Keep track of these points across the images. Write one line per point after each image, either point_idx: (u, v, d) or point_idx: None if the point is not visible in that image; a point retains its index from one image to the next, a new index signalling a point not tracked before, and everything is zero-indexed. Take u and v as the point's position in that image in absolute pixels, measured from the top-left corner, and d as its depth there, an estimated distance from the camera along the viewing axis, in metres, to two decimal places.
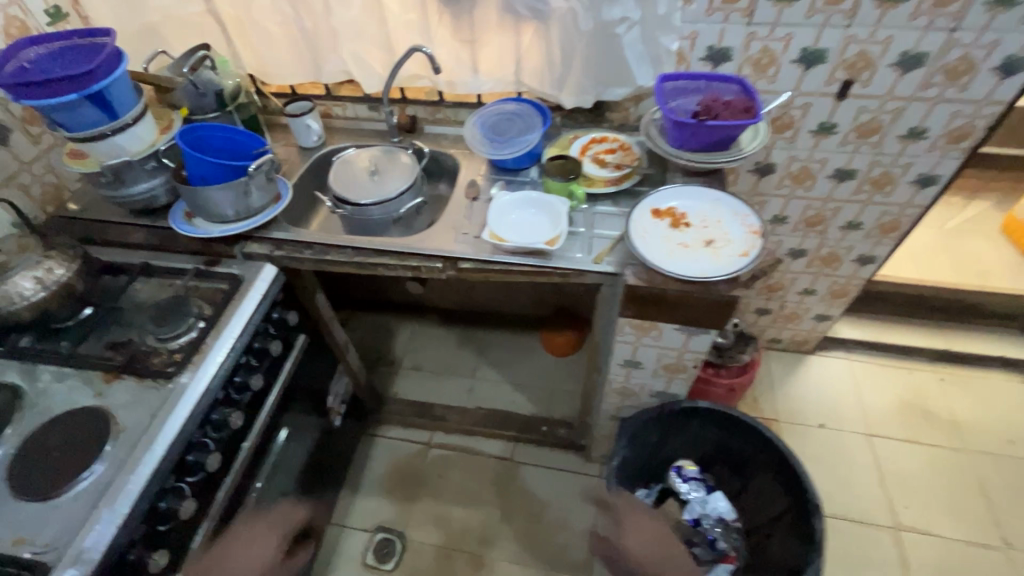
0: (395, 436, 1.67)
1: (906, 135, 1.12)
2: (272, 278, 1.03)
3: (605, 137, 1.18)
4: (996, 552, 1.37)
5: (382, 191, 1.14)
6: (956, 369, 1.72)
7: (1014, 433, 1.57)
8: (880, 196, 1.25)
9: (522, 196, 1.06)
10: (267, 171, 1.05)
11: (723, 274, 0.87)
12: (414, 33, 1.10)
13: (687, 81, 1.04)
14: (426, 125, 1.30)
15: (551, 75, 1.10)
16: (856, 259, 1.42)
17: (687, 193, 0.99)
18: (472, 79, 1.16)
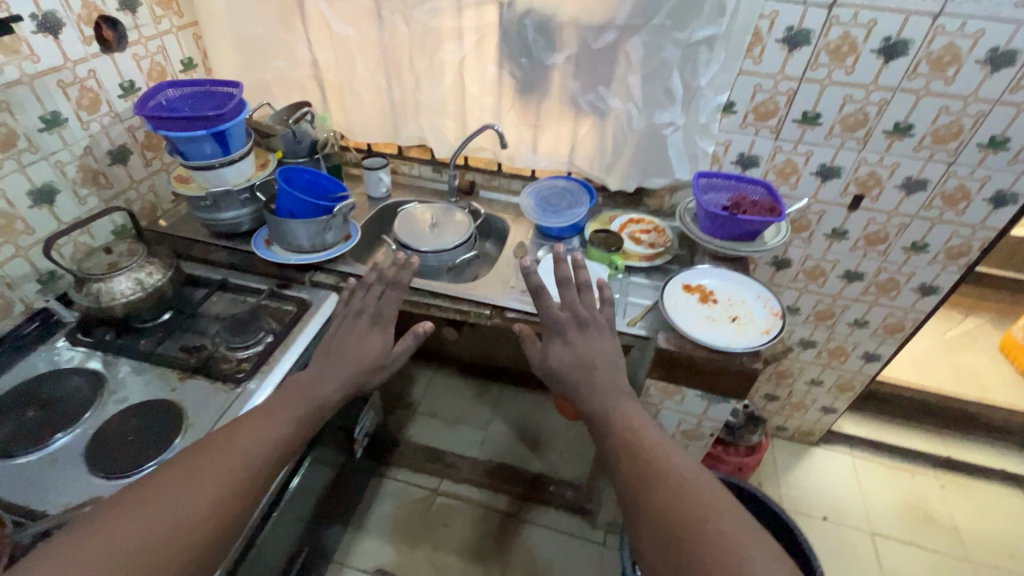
0: (404, 479, 1.70)
1: (909, 247, 1.26)
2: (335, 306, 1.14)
3: (642, 218, 1.32)
4: None
5: (440, 242, 1.27)
6: (958, 477, 1.76)
7: (1016, 548, 1.58)
8: (886, 299, 1.38)
9: (567, 260, 1.19)
10: (344, 214, 1.19)
11: (746, 346, 0.97)
12: (487, 113, 1.28)
13: (720, 180, 1.20)
14: (481, 190, 1.46)
15: (601, 161, 1.27)
16: (862, 355, 1.51)
17: (714, 274, 1.12)
18: (530, 156, 1.32)
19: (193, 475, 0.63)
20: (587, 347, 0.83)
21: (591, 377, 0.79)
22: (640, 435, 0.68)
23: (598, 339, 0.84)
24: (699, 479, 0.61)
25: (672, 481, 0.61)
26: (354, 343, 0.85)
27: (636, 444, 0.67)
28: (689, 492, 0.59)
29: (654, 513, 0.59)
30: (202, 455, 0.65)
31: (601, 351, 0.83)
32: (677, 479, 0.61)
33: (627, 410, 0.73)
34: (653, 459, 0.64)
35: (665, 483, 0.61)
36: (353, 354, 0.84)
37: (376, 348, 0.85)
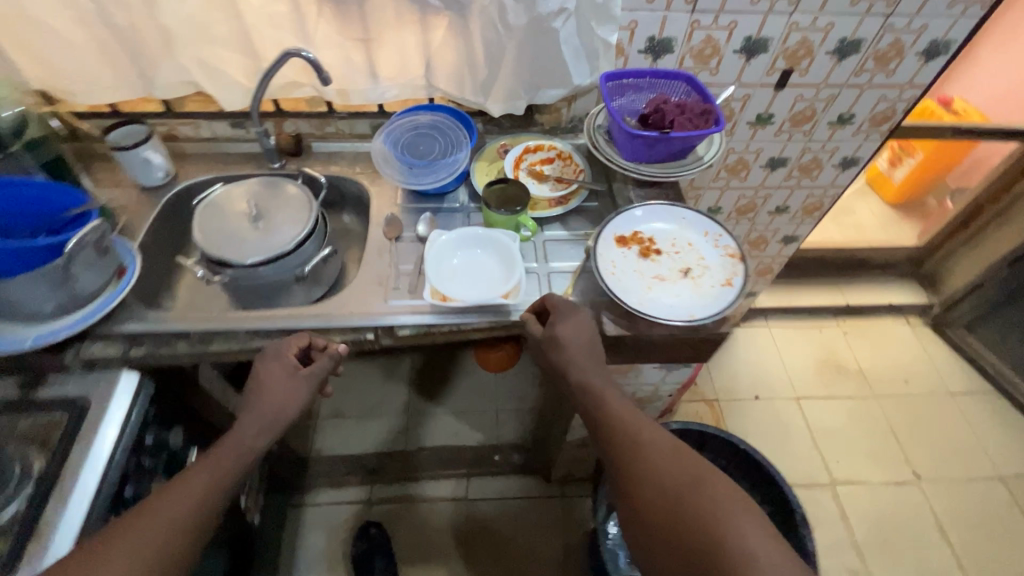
0: (328, 500, 1.44)
1: (835, 122, 1.10)
2: (135, 391, 0.74)
3: (540, 145, 1.02)
4: (912, 488, 1.53)
5: (273, 243, 0.87)
6: (856, 320, 1.88)
7: (907, 373, 1.76)
8: (807, 181, 1.25)
9: (461, 233, 0.85)
10: (98, 241, 0.75)
11: (712, 310, 0.75)
12: (285, 30, 0.82)
13: (632, 81, 0.91)
14: (314, 142, 1.03)
15: (471, 79, 0.89)
16: (782, 239, 1.43)
17: (650, 212, 0.86)
18: (371, 86, 0.91)
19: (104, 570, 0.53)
20: (569, 335, 0.74)
21: (572, 366, 0.73)
22: (632, 441, 0.67)
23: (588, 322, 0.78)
24: (710, 476, 0.61)
25: (677, 490, 0.61)
26: (282, 385, 0.72)
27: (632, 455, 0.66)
28: (698, 500, 0.59)
29: (665, 524, 0.59)
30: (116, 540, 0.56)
31: (581, 339, 0.74)
32: (680, 488, 0.61)
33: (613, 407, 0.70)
34: (649, 471, 0.64)
35: (668, 492, 0.61)
36: (273, 403, 0.71)
37: (291, 398, 0.73)
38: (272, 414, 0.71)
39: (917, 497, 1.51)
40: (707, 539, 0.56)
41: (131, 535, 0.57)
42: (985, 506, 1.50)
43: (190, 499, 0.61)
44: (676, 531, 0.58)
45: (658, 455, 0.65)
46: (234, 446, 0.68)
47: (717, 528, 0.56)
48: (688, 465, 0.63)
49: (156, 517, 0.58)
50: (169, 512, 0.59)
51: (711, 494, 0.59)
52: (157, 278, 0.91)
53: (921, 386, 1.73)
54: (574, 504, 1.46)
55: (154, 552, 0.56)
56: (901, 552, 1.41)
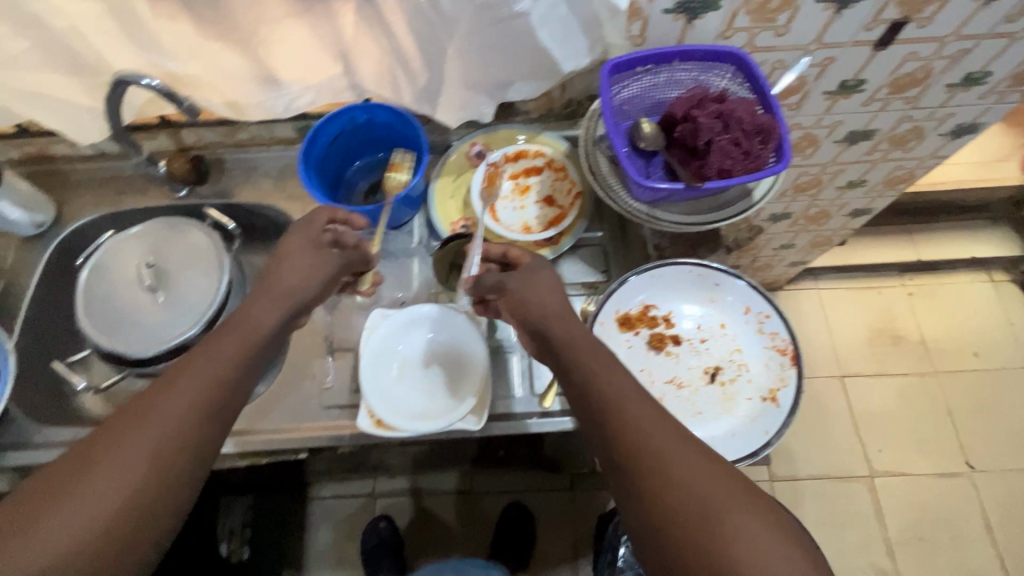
0: (330, 496, 1.41)
1: (958, 83, 0.75)
2: None
3: (524, 151, 0.74)
4: (962, 480, 1.37)
5: (177, 326, 0.68)
6: (927, 278, 1.59)
7: (980, 344, 1.50)
8: (898, 153, 0.92)
9: (413, 315, 0.64)
10: None
11: (745, 448, 0.54)
12: (120, 34, 0.54)
13: (653, 69, 0.61)
14: (226, 156, 0.79)
15: (408, 80, 0.60)
16: (849, 213, 1.13)
17: (667, 278, 0.61)
18: (269, 95, 0.63)
19: (99, 476, 0.40)
20: (534, 296, 0.54)
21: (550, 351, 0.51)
22: (647, 451, 0.42)
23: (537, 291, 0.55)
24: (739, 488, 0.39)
25: (702, 517, 0.38)
26: (296, 254, 0.58)
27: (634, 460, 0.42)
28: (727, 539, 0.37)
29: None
30: (119, 426, 0.43)
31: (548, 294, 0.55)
32: (702, 510, 0.38)
33: (611, 386, 0.46)
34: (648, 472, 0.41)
35: (684, 514, 0.38)
36: (287, 286, 0.56)
37: (309, 280, 0.57)
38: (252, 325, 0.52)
39: (967, 491, 1.36)
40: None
41: (123, 432, 0.42)
42: None
43: (189, 393, 0.45)
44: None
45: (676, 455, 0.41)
46: (244, 324, 0.52)
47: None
48: (710, 473, 0.40)
49: (164, 403, 0.44)
50: (160, 412, 0.43)
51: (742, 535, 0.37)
52: (59, 345, 0.74)
53: (994, 361, 1.48)
54: (584, 499, 1.39)
55: (157, 453, 0.42)
56: (937, 551, 1.31)
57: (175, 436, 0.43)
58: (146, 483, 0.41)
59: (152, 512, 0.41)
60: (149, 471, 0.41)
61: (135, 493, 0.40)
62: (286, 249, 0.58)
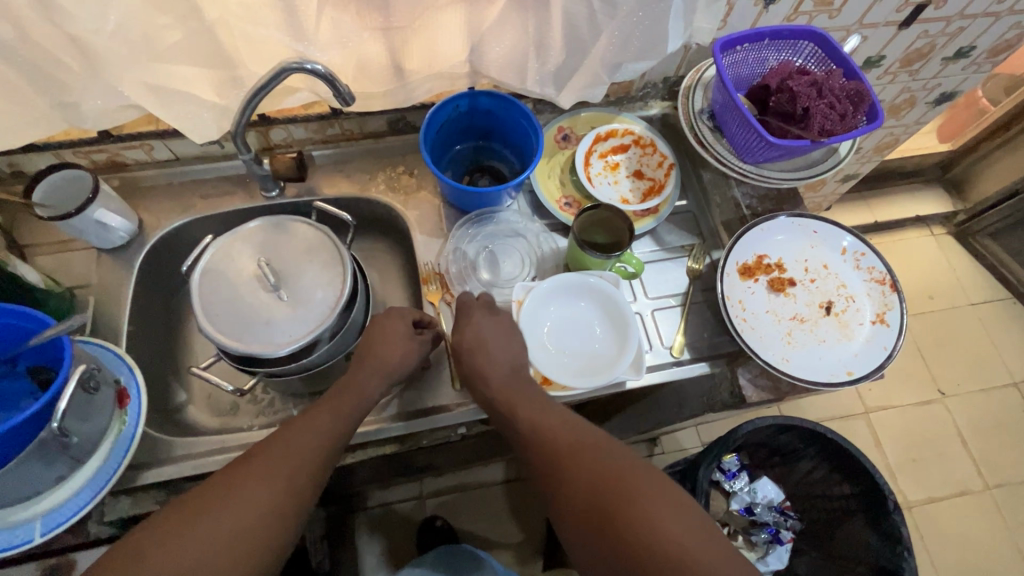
0: (378, 504, 1.38)
1: (951, 57, 0.90)
2: None
3: (614, 130, 0.80)
4: (936, 405, 1.59)
5: (309, 321, 0.67)
6: (884, 236, 1.82)
7: (933, 289, 1.75)
8: (892, 121, 1.08)
9: (554, 285, 0.67)
10: (91, 378, 0.54)
11: (871, 363, 0.64)
12: (273, 26, 0.55)
13: (747, 48, 0.69)
14: (315, 153, 0.78)
15: (538, 64, 0.64)
16: (841, 179, 1.29)
17: (775, 230, 0.70)
18: (396, 84, 0.65)
19: (234, 505, 0.48)
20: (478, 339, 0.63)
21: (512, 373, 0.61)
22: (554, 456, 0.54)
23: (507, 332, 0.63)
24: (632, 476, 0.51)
25: (606, 509, 0.50)
26: (388, 338, 0.63)
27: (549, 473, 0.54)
28: (625, 518, 0.48)
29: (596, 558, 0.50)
30: (255, 459, 0.51)
31: (489, 339, 0.62)
32: (602, 503, 0.50)
33: (526, 420, 0.57)
34: (569, 481, 0.53)
35: (591, 507, 0.51)
36: (383, 357, 0.61)
37: (401, 357, 0.62)
38: (386, 363, 0.61)
39: (943, 415, 1.58)
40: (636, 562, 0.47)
41: (255, 471, 0.51)
42: (1001, 414, 1.59)
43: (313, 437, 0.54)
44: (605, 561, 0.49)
45: (579, 465, 0.53)
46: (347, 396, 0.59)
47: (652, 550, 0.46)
48: (605, 470, 0.52)
49: (271, 457, 0.52)
50: (292, 448, 0.53)
51: (641, 516, 0.48)
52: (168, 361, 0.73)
53: (945, 302, 1.73)
54: None
55: (284, 484, 0.51)
56: (928, 468, 1.51)
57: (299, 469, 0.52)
58: (275, 514, 0.50)
59: (279, 534, 0.50)
60: (275, 498, 0.50)
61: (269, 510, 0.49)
62: (380, 332, 0.63)
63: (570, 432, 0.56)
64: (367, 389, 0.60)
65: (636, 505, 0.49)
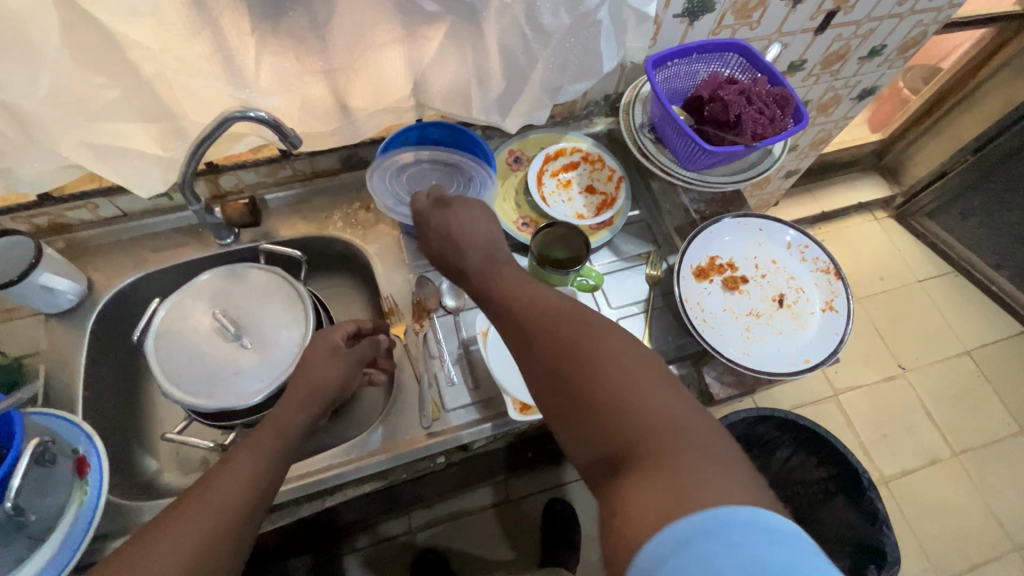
0: (367, 545, 1.34)
1: (865, 56, 0.97)
2: None
3: (562, 149, 0.83)
4: (899, 380, 1.66)
5: (276, 364, 0.66)
6: (832, 225, 1.91)
7: (883, 270, 1.84)
8: (822, 118, 1.14)
9: None
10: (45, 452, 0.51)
11: (826, 348, 0.67)
12: (214, 77, 0.55)
13: (678, 63, 0.73)
14: (268, 196, 0.78)
15: (480, 93, 0.66)
16: (784, 175, 1.35)
17: (723, 232, 0.73)
18: (345, 122, 0.65)
19: (157, 557, 0.42)
20: (451, 224, 0.59)
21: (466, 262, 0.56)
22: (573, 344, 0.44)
23: (475, 215, 0.60)
24: (595, 334, 0.44)
25: (567, 375, 0.43)
26: (315, 358, 0.60)
27: (516, 344, 0.49)
28: (589, 384, 0.42)
29: (564, 430, 0.44)
30: (178, 513, 0.45)
31: (465, 227, 0.59)
32: (566, 374, 0.43)
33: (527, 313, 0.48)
34: (591, 366, 0.42)
35: (556, 380, 0.44)
36: (310, 380, 0.58)
37: (331, 375, 0.59)
38: (313, 387, 0.58)
39: (906, 388, 1.65)
40: (603, 430, 0.40)
41: (186, 519, 0.45)
42: (959, 382, 1.67)
43: (246, 470, 0.49)
44: (575, 432, 0.43)
45: (549, 328, 0.46)
46: (278, 425, 0.54)
47: (618, 413, 0.40)
48: (564, 330, 0.46)
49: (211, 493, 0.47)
50: (224, 489, 0.47)
51: (607, 376, 0.42)
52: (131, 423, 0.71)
53: (895, 281, 1.82)
54: None
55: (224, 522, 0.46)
56: (900, 442, 1.57)
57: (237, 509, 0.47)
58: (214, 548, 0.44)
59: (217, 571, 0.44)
60: (214, 534, 0.45)
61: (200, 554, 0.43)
62: (306, 355, 0.60)
63: (535, 302, 0.49)
64: (295, 419, 0.56)
65: (600, 363, 0.43)
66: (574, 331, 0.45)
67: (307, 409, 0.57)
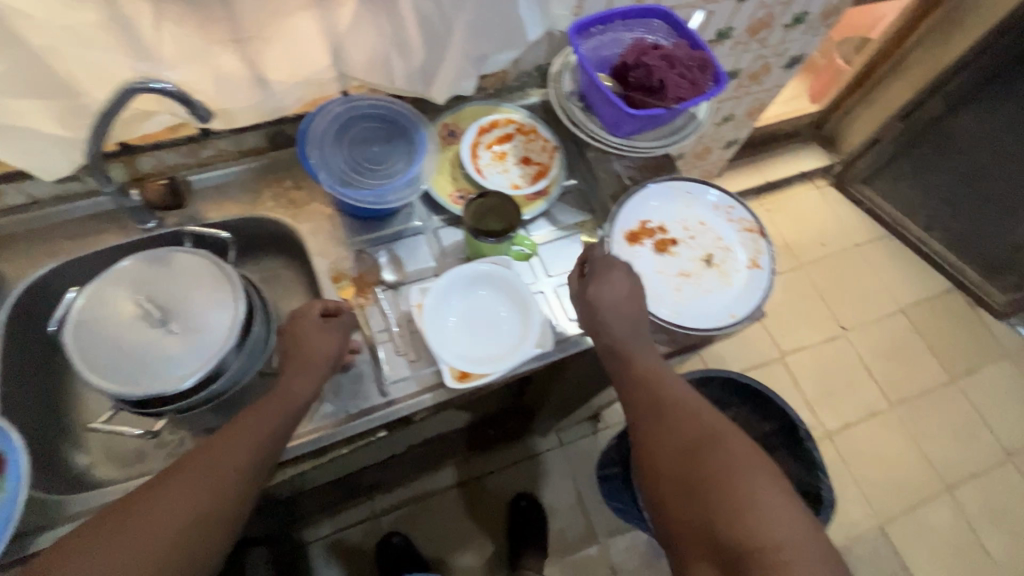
0: (330, 532, 1.34)
1: (790, 24, 1.01)
2: None
3: (496, 121, 0.83)
4: (840, 339, 1.75)
5: (207, 346, 0.64)
6: (776, 195, 1.98)
7: (824, 236, 1.92)
8: (755, 87, 1.18)
9: (450, 280, 0.69)
10: None
11: (750, 303, 0.70)
12: (111, 45, 0.52)
13: (600, 30, 0.74)
14: (191, 177, 0.75)
15: (402, 62, 0.66)
16: (724, 145, 1.39)
17: (652, 196, 0.75)
18: (263, 95, 0.64)
19: (153, 518, 0.49)
20: (607, 288, 0.65)
21: (608, 330, 0.64)
22: (717, 460, 0.54)
23: (625, 286, 0.65)
24: (725, 438, 0.56)
25: (701, 465, 0.54)
26: (308, 336, 0.62)
27: (647, 424, 0.60)
28: (719, 478, 0.53)
29: (686, 516, 0.54)
30: (182, 467, 0.52)
31: (620, 297, 0.65)
32: (700, 464, 0.54)
33: (676, 418, 0.58)
34: (730, 481, 0.52)
35: (686, 465, 0.55)
36: (308, 357, 0.61)
37: (324, 350, 0.62)
38: (313, 362, 0.61)
39: (847, 347, 1.74)
40: (725, 527, 0.50)
41: (186, 478, 0.51)
42: (895, 338, 1.77)
43: (241, 448, 0.54)
44: (698, 523, 0.53)
45: (693, 440, 0.56)
46: (284, 399, 0.59)
47: (744, 514, 0.50)
48: (698, 428, 0.57)
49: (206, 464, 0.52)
50: (218, 462, 0.52)
51: (735, 475, 0.52)
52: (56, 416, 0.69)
53: (835, 246, 1.91)
54: (574, 451, 1.49)
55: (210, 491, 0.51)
56: (842, 397, 1.66)
57: (232, 474, 0.53)
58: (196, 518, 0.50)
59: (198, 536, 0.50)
60: (203, 502, 0.51)
61: (192, 522, 0.50)
62: (298, 334, 0.63)
63: (668, 386, 0.61)
64: (299, 392, 0.60)
65: (728, 467, 0.53)
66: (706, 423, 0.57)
67: (311, 382, 0.61)
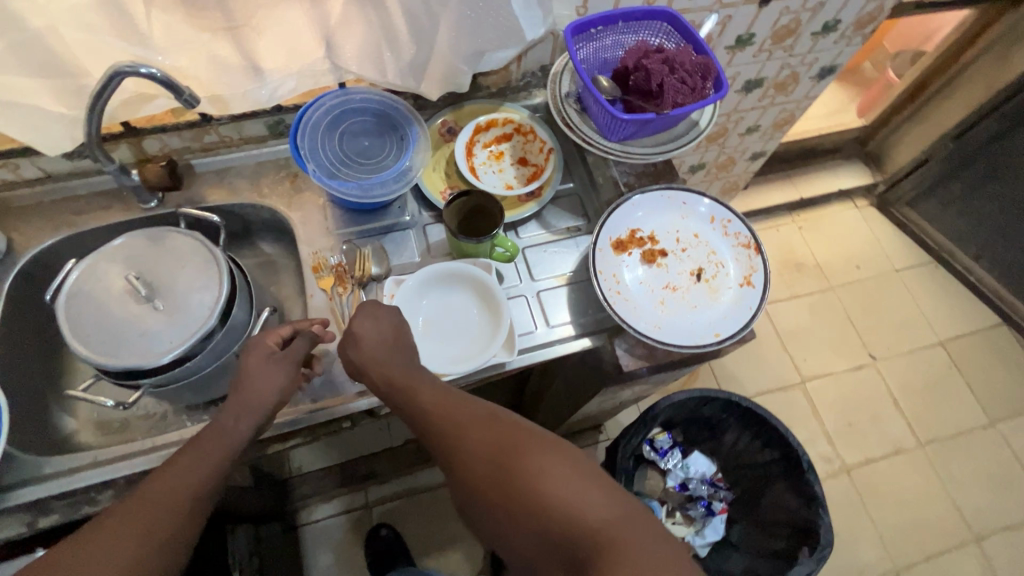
0: (323, 516, 1.36)
1: (819, 32, 0.95)
2: None
3: (494, 119, 0.82)
4: (868, 369, 1.65)
5: (188, 325, 0.66)
6: (811, 213, 1.88)
7: (860, 259, 1.81)
8: (782, 97, 1.12)
9: (423, 278, 0.68)
10: None
11: (736, 324, 0.66)
12: (106, 29, 0.55)
13: (601, 30, 0.72)
14: (194, 160, 0.78)
15: (393, 56, 0.66)
16: (750, 157, 1.34)
17: (644, 204, 0.72)
18: (256, 84, 0.65)
19: (99, 559, 0.45)
20: (361, 336, 0.59)
21: (362, 366, 0.58)
22: (490, 450, 0.49)
23: (373, 319, 0.60)
24: (475, 433, 0.50)
25: (510, 489, 0.47)
26: (254, 372, 0.59)
27: (446, 453, 0.52)
28: (503, 474, 0.48)
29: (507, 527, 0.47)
30: (107, 523, 0.47)
31: (380, 331, 0.60)
32: (507, 489, 0.47)
33: (443, 427, 0.52)
34: (503, 470, 0.48)
35: (485, 472, 0.48)
36: (254, 393, 0.58)
37: (272, 384, 0.59)
38: (255, 399, 0.57)
39: (875, 378, 1.64)
40: (531, 522, 0.45)
41: (128, 523, 0.47)
42: (930, 372, 1.65)
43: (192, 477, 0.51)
44: (531, 542, 0.46)
45: (462, 442, 0.50)
46: (229, 432, 0.55)
47: (531, 494, 0.46)
48: (459, 425, 0.51)
49: (153, 501, 0.49)
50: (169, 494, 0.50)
51: (530, 458, 0.47)
52: (50, 379, 0.73)
53: (872, 270, 1.80)
54: None
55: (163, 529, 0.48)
56: (864, 431, 1.56)
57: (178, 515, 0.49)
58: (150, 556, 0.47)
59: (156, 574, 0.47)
60: (157, 540, 0.47)
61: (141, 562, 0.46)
62: (244, 370, 0.59)
63: (420, 402, 0.54)
64: (242, 428, 0.56)
65: (503, 454, 0.48)
66: (467, 422, 0.51)
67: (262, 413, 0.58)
